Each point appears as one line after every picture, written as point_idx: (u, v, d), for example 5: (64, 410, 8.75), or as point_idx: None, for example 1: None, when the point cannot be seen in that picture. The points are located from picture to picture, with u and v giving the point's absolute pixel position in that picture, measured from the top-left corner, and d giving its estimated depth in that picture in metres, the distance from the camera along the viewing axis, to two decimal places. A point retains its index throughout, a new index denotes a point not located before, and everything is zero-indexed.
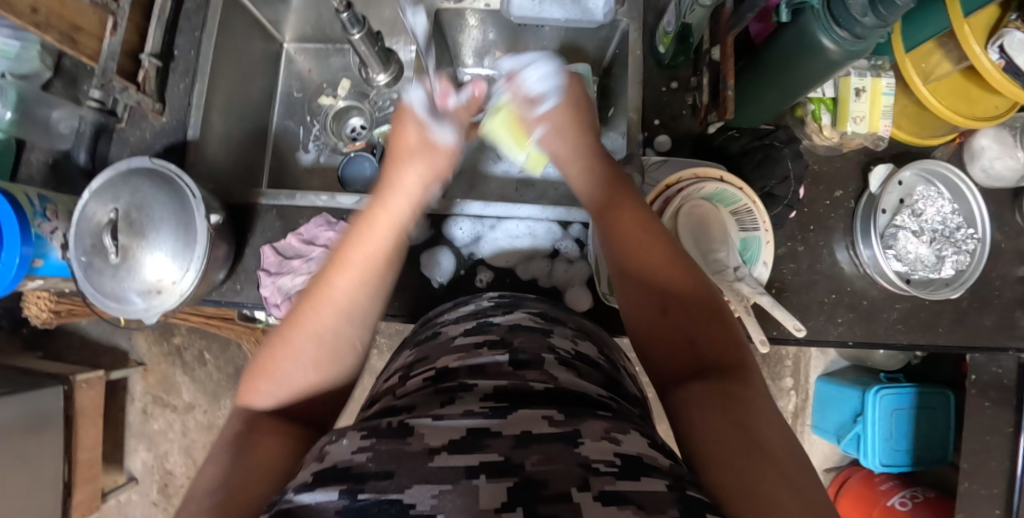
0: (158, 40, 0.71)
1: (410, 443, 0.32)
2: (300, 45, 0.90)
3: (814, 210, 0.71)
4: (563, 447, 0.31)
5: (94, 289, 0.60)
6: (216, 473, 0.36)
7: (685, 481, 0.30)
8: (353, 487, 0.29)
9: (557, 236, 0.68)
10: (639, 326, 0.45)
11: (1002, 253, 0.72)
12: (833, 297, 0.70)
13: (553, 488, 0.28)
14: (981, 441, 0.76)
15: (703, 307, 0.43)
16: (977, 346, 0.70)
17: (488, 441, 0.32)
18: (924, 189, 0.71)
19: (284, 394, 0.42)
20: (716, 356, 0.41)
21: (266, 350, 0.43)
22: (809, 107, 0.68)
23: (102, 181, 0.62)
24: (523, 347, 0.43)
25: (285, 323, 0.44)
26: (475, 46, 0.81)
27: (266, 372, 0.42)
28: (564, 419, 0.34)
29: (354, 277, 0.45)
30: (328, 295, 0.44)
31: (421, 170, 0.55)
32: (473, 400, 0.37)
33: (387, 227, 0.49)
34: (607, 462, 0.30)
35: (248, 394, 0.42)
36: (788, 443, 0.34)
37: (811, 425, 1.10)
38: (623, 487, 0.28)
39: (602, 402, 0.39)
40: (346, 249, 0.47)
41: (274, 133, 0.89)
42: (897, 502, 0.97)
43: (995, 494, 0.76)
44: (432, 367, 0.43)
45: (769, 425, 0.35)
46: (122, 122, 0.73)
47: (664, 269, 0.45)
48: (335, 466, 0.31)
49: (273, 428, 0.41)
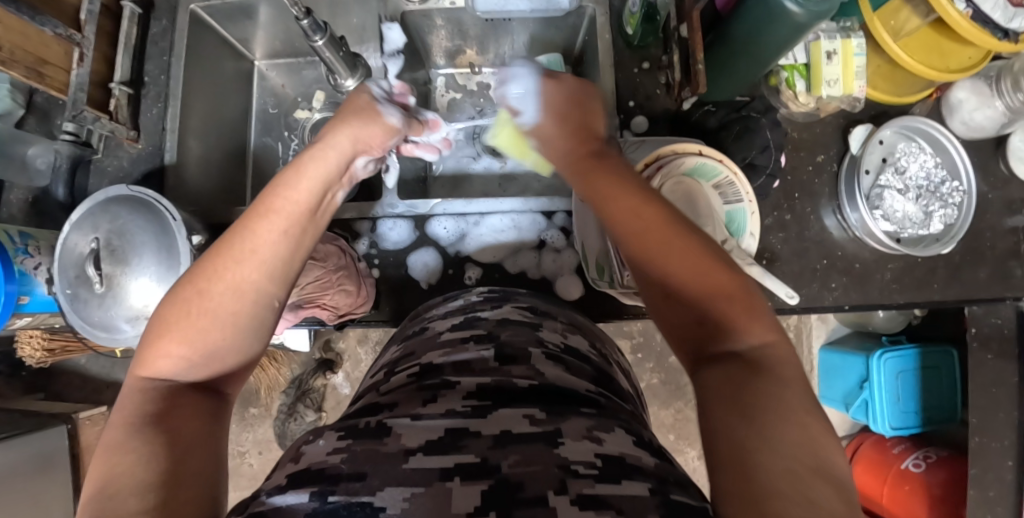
0: (127, 68, 0.73)
1: (386, 443, 0.29)
2: (272, 61, 0.89)
3: (798, 177, 0.71)
4: (543, 448, 0.28)
5: (81, 320, 0.60)
6: (139, 462, 0.29)
7: (669, 483, 0.27)
8: (324, 488, 0.26)
9: (542, 227, 0.68)
10: (653, 305, 0.41)
11: (990, 204, 0.72)
12: (825, 263, 0.70)
13: (529, 491, 0.25)
14: (988, 394, 0.74)
15: (715, 284, 0.37)
16: (972, 298, 0.70)
17: (466, 441, 0.28)
18: (905, 146, 0.71)
19: (194, 355, 0.36)
20: (734, 334, 0.36)
21: (174, 306, 0.37)
22: (782, 75, 0.68)
23: (82, 211, 0.61)
24: (509, 342, 0.40)
25: (198, 275, 0.37)
26: (445, 45, 0.81)
27: (183, 330, 0.36)
28: (546, 418, 0.31)
29: (276, 220, 0.41)
30: (251, 245, 0.39)
31: (360, 133, 0.50)
32: (455, 398, 0.33)
33: (318, 179, 0.44)
34: (588, 464, 0.27)
35: (152, 361, 0.36)
36: (802, 435, 0.29)
37: (819, 395, 1.09)
38: (602, 491, 0.25)
39: (591, 398, 0.36)
40: (273, 198, 0.42)
41: (253, 151, 0.88)
42: (911, 465, 0.95)
43: (1006, 446, 0.74)
44: (417, 363, 0.40)
45: (788, 417, 0.29)
46: (99, 153, 0.73)
47: (662, 244, 0.39)
48: (309, 467, 0.28)
49: (194, 408, 0.35)
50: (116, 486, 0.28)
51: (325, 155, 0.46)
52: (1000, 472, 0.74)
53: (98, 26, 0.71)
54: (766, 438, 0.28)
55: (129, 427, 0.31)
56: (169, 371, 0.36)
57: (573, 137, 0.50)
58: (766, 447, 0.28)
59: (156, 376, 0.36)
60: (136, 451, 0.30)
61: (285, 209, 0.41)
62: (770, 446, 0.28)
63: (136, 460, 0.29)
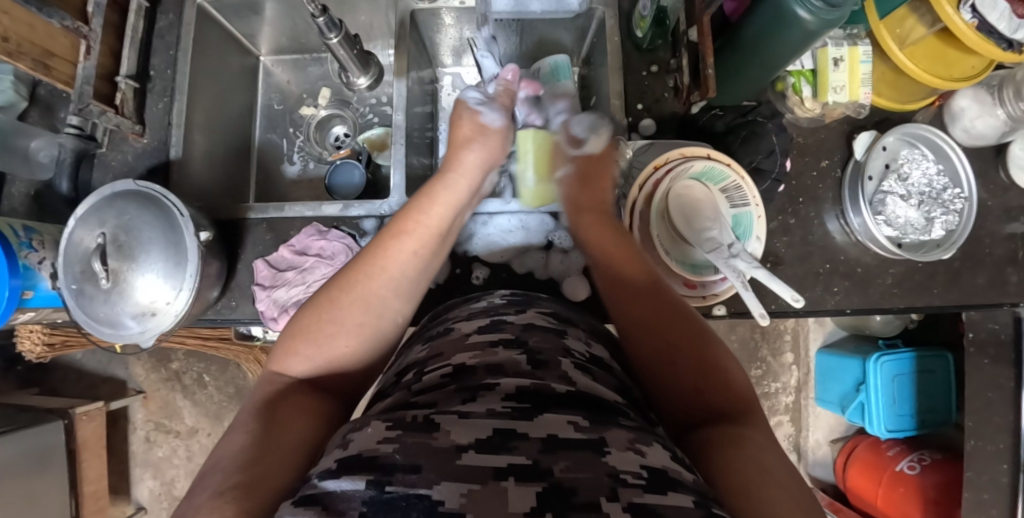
0: (133, 62, 0.73)
1: (437, 438, 0.29)
2: (277, 57, 0.89)
3: (802, 182, 0.72)
4: (591, 455, 0.28)
5: (86, 316, 0.59)
6: (247, 445, 0.35)
7: (710, 499, 0.27)
8: (380, 479, 0.26)
9: (550, 228, 0.69)
10: (654, 379, 0.47)
11: (989, 211, 0.73)
12: (828, 267, 0.70)
13: (582, 496, 0.25)
14: (984, 398, 0.75)
15: (708, 362, 0.45)
16: (972, 304, 0.71)
17: (516, 443, 0.28)
18: (908, 152, 0.71)
19: (315, 355, 0.43)
20: (727, 401, 0.43)
21: (310, 316, 0.45)
22: (790, 80, 0.70)
23: (87, 206, 0.60)
24: (539, 348, 0.40)
25: (337, 287, 0.47)
26: (453, 44, 0.81)
27: (313, 335, 0.44)
28: (590, 426, 0.31)
29: (414, 252, 0.51)
30: (385, 264, 0.49)
31: (481, 156, 0.62)
32: (494, 398, 0.33)
33: (447, 207, 0.55)
34: (635, 474, 0.27)
35: (286, 358, 0.43)
36: (797, 481, 0.34)
37: (815, 397, 1.11)
38: (652, 501, 0.25)
39: (621, 408, 0.36)
40: (407, 221, 0.53)
41: (257, 147, 0.88)
42: (906, 467, 0.96)
43: (1001, 450, 0.74)
44: (448, 363, 0.40)
45: (777, 466, 0.35)
46: (103, 146, 0.73)
47: (660, 325, 0.49)
48: (361, 454, 0.28)
49: (305, 403, 0.40)
50: (223, 459, 0.34)
51: (455, 185, 0.58)
52: (995, 474, 0.75)
53: (105, 19, 0.70)
54: (764, 473, 0.34)
55: (250, 414, 0.38)
56: (297, 370, 0.43)
57: (596, 197, 0.63)
58: (770, 483, 0.33)
59: (286, 371, 0.43)
60: (248, 434, 0.36)
61: (416, 233, 0.52)
62: (771, 486, 0.32)
63: (244, 442, 0.35)
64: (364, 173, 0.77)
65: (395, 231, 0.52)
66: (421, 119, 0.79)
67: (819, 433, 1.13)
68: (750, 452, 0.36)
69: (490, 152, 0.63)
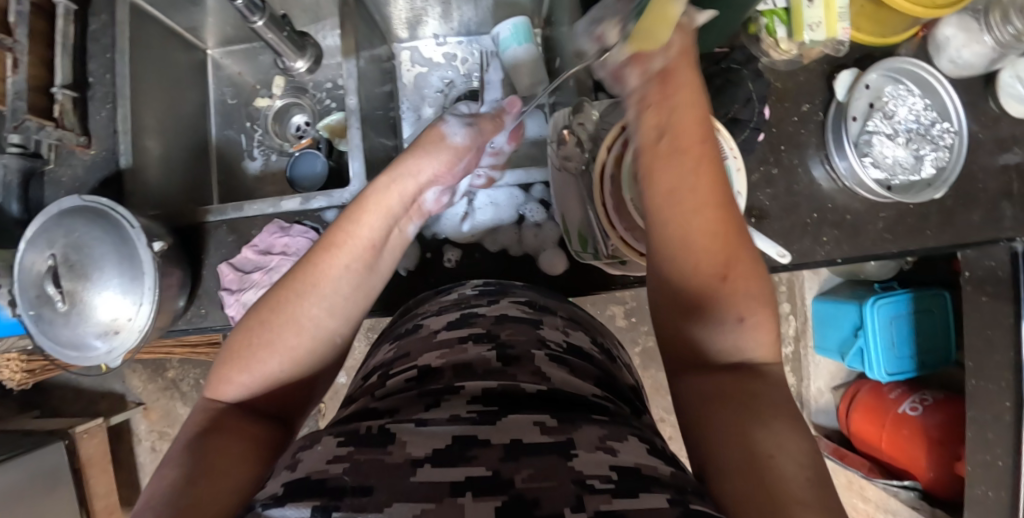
0: (69, 70, 0.68)
1: (391, 453, 0.27)
2: (225, 49, 0.86)
3: (783, 129, 0.68)
4: (557, 460, 0.26)
5: (50, 341, 0.57)
6: (174, 480, 0.33)
7: (687, 492, 0.25)
8: (328, 503, 0.24)
9: (520, 202, 0.68)
10: (671, 310, 0.40)
11: (980, 144, 0.69)
12: (815, 217, 0.68)
13: (545, 507, 0.23)
14: (983, 337, 0.72)
15: (757, 296, 0.38)
16: (966, 242, 0.69)
17: (475, 452, 0.27)
18: (893, 89, 0.68)
19: (251, 382, 0.41)
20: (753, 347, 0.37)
21: (243, 337, 0.42)
22: (762, 21, 0.65)
23: (36, 227, 0.58)
24: (510, 342, 0.38)
25: (267, 307, 0.43)
26: (405, 17, 0.76)
27: (243, 361, 0.41)
28: (557, 426, 0.29)
29: (349, 265, 0.46)
30: (315, 280, 0.44)
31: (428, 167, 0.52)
32: (459, 403, 0.31)
33: (381, 218, 0.49)
34: (603, 478, 0.25)
35: (218, 385, 0.41)
36: (805, 440, 0.31)
37: (813, 346, 1.11)
38: (621, 506, 0.23)
39: (598, 404, 0.34)
40: (341, 233, 0.47)
41: (215, 145, 0.85)
42: (908, 408, 0.95)
43: (1002, 388, 0.71)
44: (414, 365, 0.37)
45: (791, 424, 0.32)
46: (51, 163, 0.69)
47: (722, 242, 0.38)
48: (308, 477, 0.26)
49: (241, 431, 0.38)
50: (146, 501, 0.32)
51: (388, 195, 0.50)
52: (997, 412, 0.72)
53: (30, 27, 0.66)
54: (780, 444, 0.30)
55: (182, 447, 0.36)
56: (233, 397, 0.41)
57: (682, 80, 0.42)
58: (778, 453, 0.30)
59: (220, 399, 0.40)
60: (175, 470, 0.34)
61: (348, 246, 0.47)
62: (781, 452, 0.30)
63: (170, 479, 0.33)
64: (326, 161, 0.74)
65: (327, 245, 0.46)
66: (381, 99, 0.75)
67: (821, 381, 1.13)
68: (762, 415, 0.32)
69: (435, 168, 0.53)
